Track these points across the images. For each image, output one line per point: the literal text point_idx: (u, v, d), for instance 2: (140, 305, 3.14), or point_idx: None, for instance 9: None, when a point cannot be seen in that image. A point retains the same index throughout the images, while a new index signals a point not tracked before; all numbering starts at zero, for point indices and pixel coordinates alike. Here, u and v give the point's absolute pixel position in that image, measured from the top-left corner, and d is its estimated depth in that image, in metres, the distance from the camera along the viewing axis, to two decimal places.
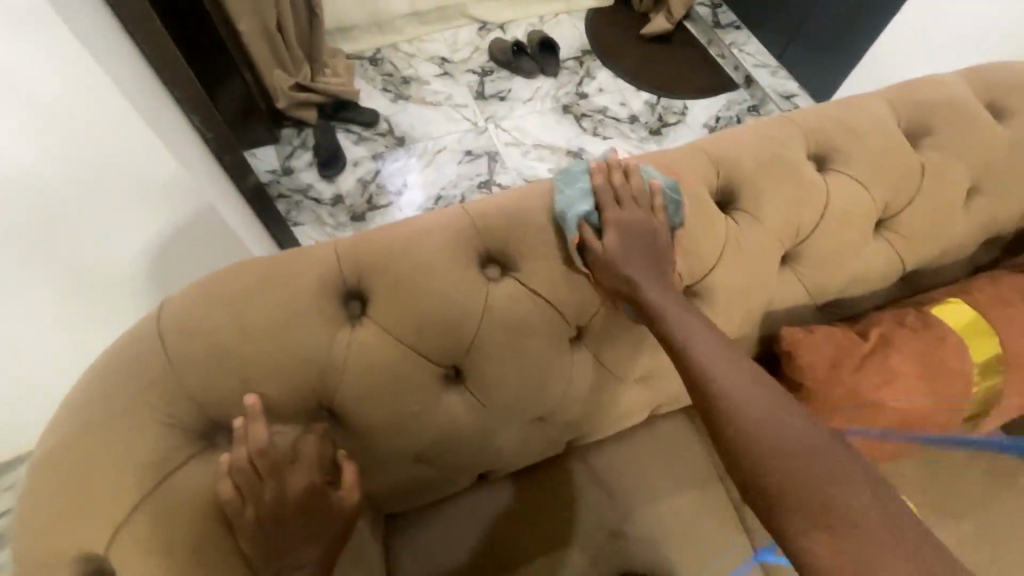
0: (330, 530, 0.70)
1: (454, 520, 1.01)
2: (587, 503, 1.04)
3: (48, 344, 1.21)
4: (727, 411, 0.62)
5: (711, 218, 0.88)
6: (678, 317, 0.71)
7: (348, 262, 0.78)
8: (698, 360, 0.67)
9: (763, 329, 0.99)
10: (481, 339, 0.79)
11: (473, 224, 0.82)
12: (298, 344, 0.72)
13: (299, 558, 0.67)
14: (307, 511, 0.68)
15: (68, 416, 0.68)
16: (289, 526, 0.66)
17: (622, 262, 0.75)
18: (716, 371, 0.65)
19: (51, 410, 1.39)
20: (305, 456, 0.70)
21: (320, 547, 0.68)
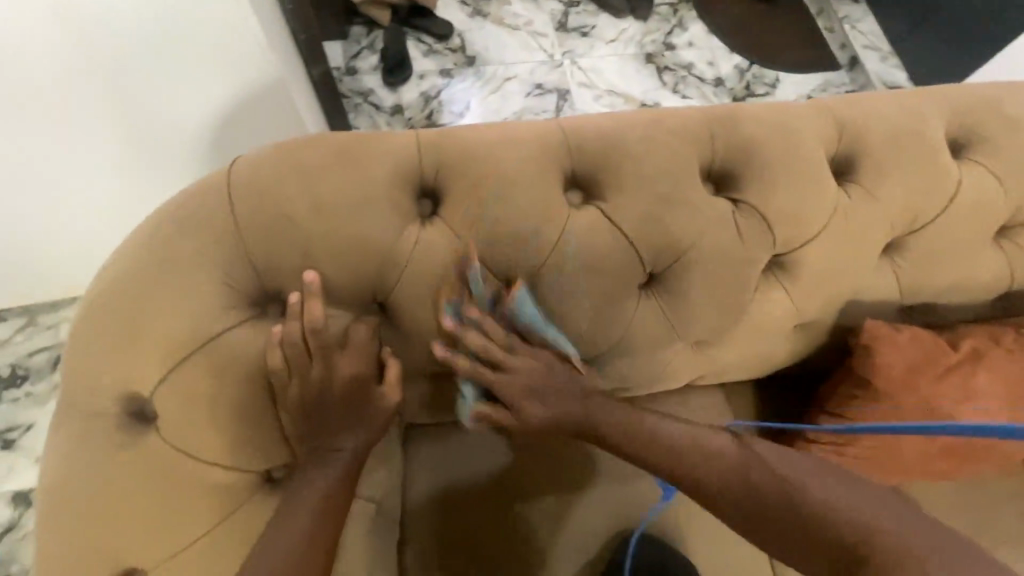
0: (371, 424, 0.69)
1: (475, 445, 0.98)
2: (613, 456, 0.99)
3: (95, 195, 1.19)
4: (723, 493, 0.70)
5: (822, 186, 0.79)
6: (655, 436, 0.74)
7: (428, 156, 0.73)
8: (670, 457, 0.73)
9: (841, 319, 0.91)
10: (551, 265, 0.74)
11: (564, 142, 0.75)
12: (364, 230, 0.69)
13: (339, 442, 0.67)
14: (354, 399, 0.67)
15: (127, 258, 0.67)
16: (334, 409, 0.66)
17: (556, 402, 0.73)
18: (685, 457, 0.72)
19: (90, 266, 1.38)
20: (356, 346, 0.68)
21: (360, 437, 0.68)
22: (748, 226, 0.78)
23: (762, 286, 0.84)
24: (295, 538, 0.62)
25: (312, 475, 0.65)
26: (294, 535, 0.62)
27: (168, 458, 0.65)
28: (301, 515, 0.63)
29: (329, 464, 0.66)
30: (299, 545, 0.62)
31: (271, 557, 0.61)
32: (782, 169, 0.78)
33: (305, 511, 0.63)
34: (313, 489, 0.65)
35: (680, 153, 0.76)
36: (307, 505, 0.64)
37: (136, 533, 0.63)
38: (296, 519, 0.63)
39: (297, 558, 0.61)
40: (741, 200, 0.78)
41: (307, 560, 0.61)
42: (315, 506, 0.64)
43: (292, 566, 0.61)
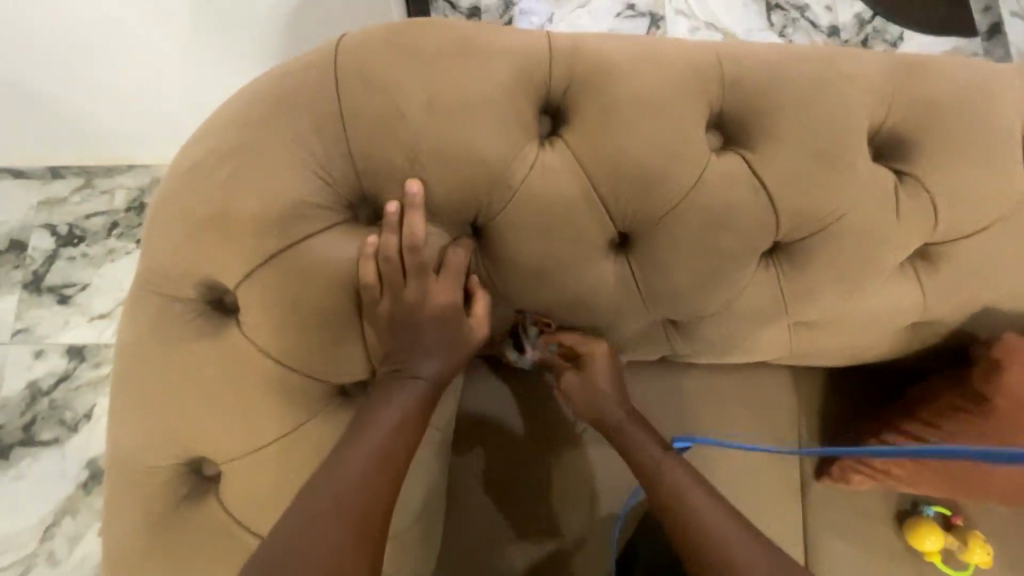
0: (455, 359, 0.64)
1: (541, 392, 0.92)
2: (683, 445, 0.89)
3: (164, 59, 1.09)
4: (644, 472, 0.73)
5: (1007, 171, 0.67)
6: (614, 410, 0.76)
7: (560, 66, 0.63)
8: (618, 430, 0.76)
9: (967, 325, 0.82)
10: (675, 215, 0.65)
11: (718, 73, 0.64)
12: (479, 141, 0.60)
13: (421, 373, 0.63)
14: (444, 331, 0.63)
15: (218, 134, 0.60)
16: (423, 338, 0.62)
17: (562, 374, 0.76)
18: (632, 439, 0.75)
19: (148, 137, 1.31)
20: (453, 270, 0.63)
21: (442, 371, 0.64)
22: (909, 206, 0.67)
23: (897, 275, 0.75)
24: (365, 459, 0.59)
25: (390, 399, 0.62)
26: (367, 456, 0.59)
27: (242, 356, 0.61)
28: (375, 438, 0.60)
29: (408, 392, 0.62)
30: (369, 468, 0.59)
31: (342, 473, 0.59)
32: (965, 143, 0.66)
33: (380, 435, 0.60)
34: (390, 413, 0.61)
35: (852, 106, 0.64)
36: (383, 429, 0.60)
37: (211, 421, 0.62)
38: (370, 441, 0.60)
39: (366, 480, 0.58)
40: (907, 172, 0.67)
41: (375, 484, 0.59)
42: (390, 431, 0.61)
43: (361, 486, 0.58)
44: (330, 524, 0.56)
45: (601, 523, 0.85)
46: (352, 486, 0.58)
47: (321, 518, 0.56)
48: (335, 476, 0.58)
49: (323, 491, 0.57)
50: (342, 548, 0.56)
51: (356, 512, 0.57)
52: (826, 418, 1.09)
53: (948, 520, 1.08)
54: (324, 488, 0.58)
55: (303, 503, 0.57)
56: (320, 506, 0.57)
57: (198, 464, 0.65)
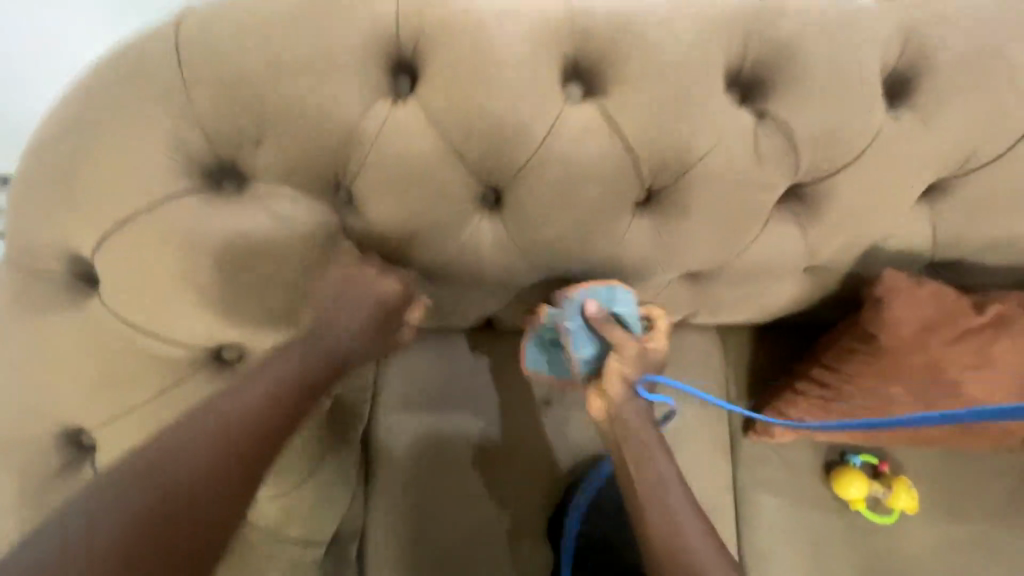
0: (378, 330, 0.68)
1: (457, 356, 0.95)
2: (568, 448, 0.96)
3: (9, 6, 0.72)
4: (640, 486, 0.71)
5: (867, 106, 0.67)
6: (643, 429, 0.73)
7: (405, 20, 0.63)
8: (629, 438, 0.73)
9: (857, 267, 0.82)
10: (533, 166, 0.66)
11: (568, 20, 0.64)
12: (325, 102, 0.62)
13: (340, 337, 0.66)
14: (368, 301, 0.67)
15: (68, 107, 0.61)
16: (347, 300, 0.67)
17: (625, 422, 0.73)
18: (640, 447, 0.72)
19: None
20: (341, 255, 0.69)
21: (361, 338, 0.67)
22: (768, 146, 0.68)
23: (775, 218, 0.75)
24: (250, 401, 0.59)
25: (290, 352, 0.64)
26: (252, 398, 0.60)
27: (108, 326, 0.62)
28: (266, 385, 0.61)
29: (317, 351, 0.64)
30: (252, 408, 0.59)
31: (220, 409, 0.58)
32: (821, 79, 0.66)
33: (270, 380, 0.61)
34: (288, 363, 0.63)
35: (703, 49, 0.64)
36: (275, 376, 0.62)
37: (81, 392, 0.63)
38: (259, 385, 0.61)
39: (247, 418, 0.59)
40: (766, 113, 0.67)
41: (254, 425, 0.59)
42: (283, 379, 0.62)
43: (237, 422, 0.58)
44: (200, 459, 0.55)
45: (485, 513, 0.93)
46: (231, 419, 0.58)
47: (191, 453, 0.55)
48: (210, 411, 0.58)
49: (193, 425, 0.57)
50: (211, 482, 0.55)
51: (232, 448, 0.57)
52: (750, 371, 1.11)
53: (876, 468, 1.09)
54: (197, 425, 0.57)
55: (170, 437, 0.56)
56: (194, 441, 0.56)
57: (78, 436, 0.66)
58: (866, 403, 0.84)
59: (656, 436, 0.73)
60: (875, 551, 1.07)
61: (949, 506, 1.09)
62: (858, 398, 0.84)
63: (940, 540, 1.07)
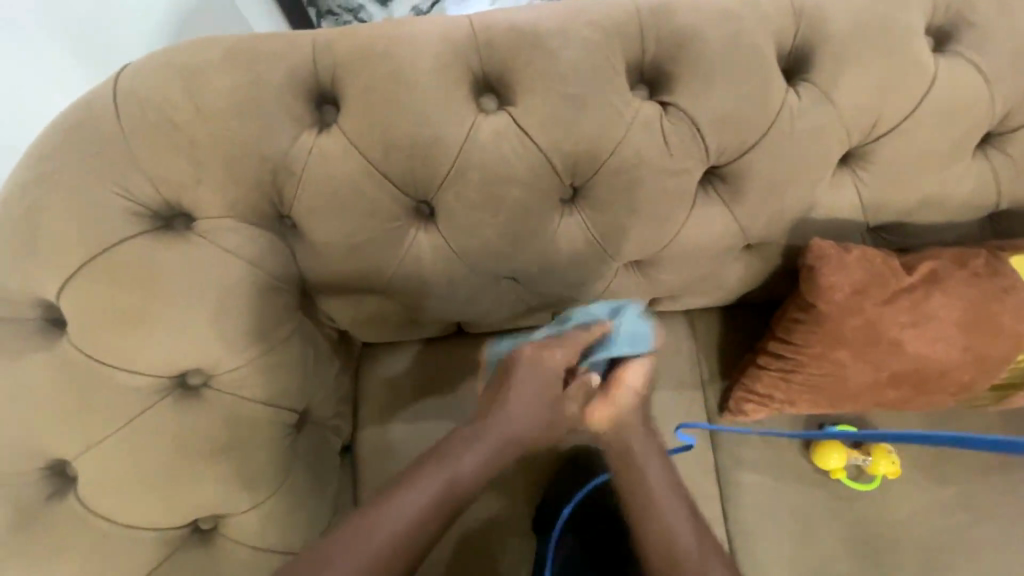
0: (525, 430, 0.68)
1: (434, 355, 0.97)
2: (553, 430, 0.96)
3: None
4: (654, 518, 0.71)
5: (767, 85, 0.70)
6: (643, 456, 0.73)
7: (321, 56, 0.68)
8: (630, 461, 0.73)
9: (793, 239, 0.84)
10: (454, 177, 0.71)
11: (471, 38, 0.69)
12: (255, 139, 0.67)
13: (490, 437, 0.66)
14: (516, 405, 0.68)
15: (25, 167, 0.67)
16: (515, 414, 0.67)
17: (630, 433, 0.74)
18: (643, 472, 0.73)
19: None
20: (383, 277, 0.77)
21: (513, 442, 0.67)
22: (676, 133, 0.71)
23: (700, 201, 0.78)
24: (414, 514, 0.61)
25: (459, 462, 0.65)
26: (410, 512, 0.61)
27: (76, 363, 0.68)
28: (430, 490, 0.63)
29: (477, 456, 0.65)
30: (415, 524, 0.61)
31: (385, 522, 0.61)
32: (719, 65, 0.69)
33: (437, 495, 0.63)
34: (448, 471, 0.64)
35: (602, 49, 0.69)
36: (440, 488, 0.63)
37: (56, 426, 0.68)
38: (420, 493, 0.62)
39: (417, 526, 0.61)
40: (672, 103, 0.71)
41: (414, 539, 0.61)
42: (451, 494, 0.64)
43: (406, 541, 0.61)
44: (363, 572, 0.58)
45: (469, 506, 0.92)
46: (369, 557, 0.59)
47: (358, 567, 0.58)
48: (384, 524, 0.60)
49: (375, 536, 0.60)
50: None
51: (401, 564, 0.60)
52: (721, 355, 1.13)
53: (855, 438, 1.06)
54: (346, 563, 0.58)
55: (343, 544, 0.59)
56: (379, 556, 0.59)
57: (61, 467, 0.71)
58: (817, 371, 0.86)
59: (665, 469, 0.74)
60: (864, 522, 1.06)
61: (932, 469, 1.09)
62: (810, 367, 0.85)
63: (927, 503, 1.07)
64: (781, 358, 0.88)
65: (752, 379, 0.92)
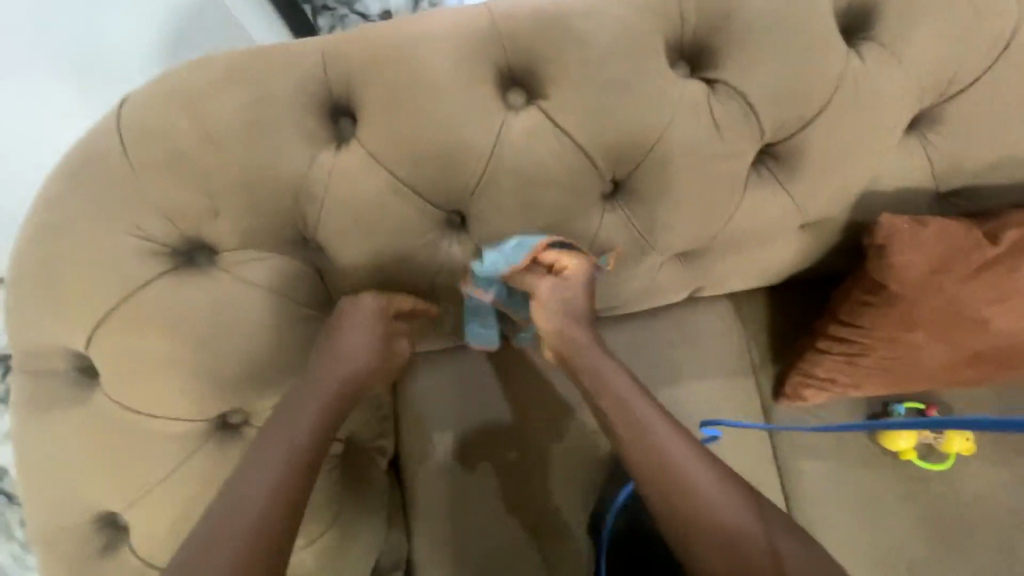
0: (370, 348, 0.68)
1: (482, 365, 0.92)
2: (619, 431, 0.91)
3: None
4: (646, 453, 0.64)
5: (826, 49, 0.63)
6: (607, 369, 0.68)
7: (331, 65, 0.63)
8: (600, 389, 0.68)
9: (854, 215, 0.77)
10: (486, 184, 0.65)
11: (493, 29, 0.62)
12: (273, 164, 0.63)
13: (330, 375, 0.66)
14: (341, 366, 0.66)
15: (34, 214, 0.63)
16: (350, 350, 0.67)
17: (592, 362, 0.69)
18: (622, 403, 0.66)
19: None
20: (353, 321, 0.68)
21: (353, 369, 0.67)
22: (726, 115, 0.64)
23: (751, 183, 0.72)
24: (275, 465, 0.59)
25: (304, 405, 0.64)
26: (266, 477, 0.58)
27: (114, 413, 0.66)
28: (283, 450, 0.60)
29: (313, 407, 0.64)
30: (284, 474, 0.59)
31: (249, 491, 0.57)
32: (771, 33, 0.62)
33: (301, 440, 0.62)
34: (293, 429, 0.62)
35: (638, 27, 0.62)
36: (299, 430, 0.62)
37: (102, 479, 0.66)
38: (284, 440, 0.61)
39: (286, 480, 0.58)
40: (719, 80, 0.64)
41: (286, 487, 0.58)
42: (305, 432, 0.62)
43: (283, 482, 0.58)
44: (240, 544, 0.54)
45: (538, 516, 0.88)
46: (251, 527, 0.55)
47: (241, 535, 0.54)
48: (253, 481, 0.58)
49: (243, 496, 0.57)
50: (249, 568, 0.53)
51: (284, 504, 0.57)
52: (773, 338, 1.06)
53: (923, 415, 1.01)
54: (239, 531, 0.54)
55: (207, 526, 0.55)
56: (254, 515, 0.56)
57: (112, 518, 0.70)
58: (887, 354, 0.79)
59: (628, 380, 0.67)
60: (938, 503, 1.00)
61: (1007, 440, 1.02)
62: (879, 350, 0.79)
63: (1005, 478, 1.00)
64: (847, 344, 0.81)
65: (813, 365, 0.86)
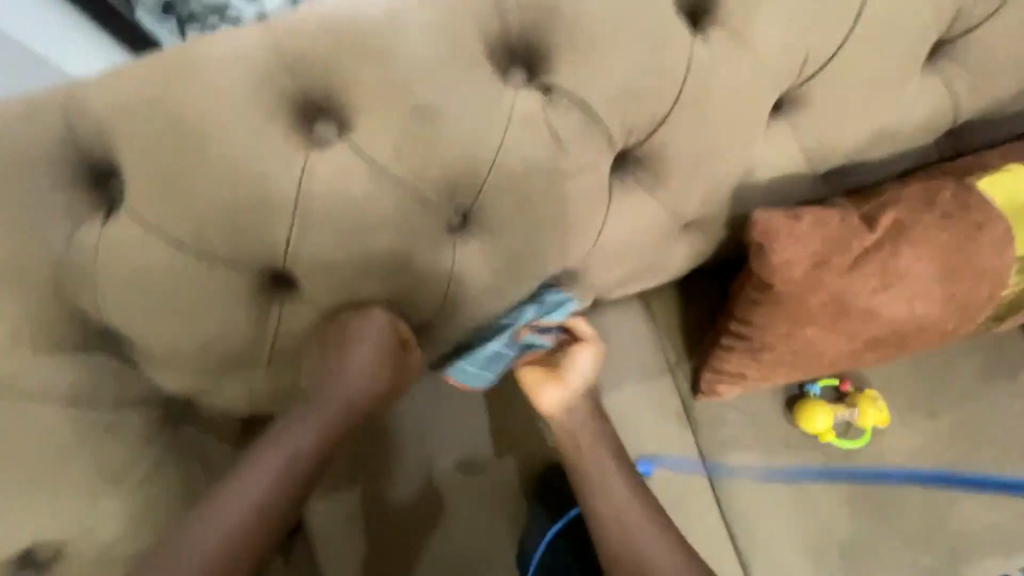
0: (366, 379, 0.61)
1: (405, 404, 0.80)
2: None
3: None
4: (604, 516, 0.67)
5: (668, 39, 0.55)
6: (593, 448, 0.71)
7: (78, 120, 0.51)
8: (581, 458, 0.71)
9: (734, 210, 0.71)
10: (301, 238, 0.55)
11: (276, 52, 0.51)
12: (19, 250, 0.50)
13: (317, 405, 0.60)
14: (338, 387, 0.61)
15: None
16: (347, 376, 0.60)
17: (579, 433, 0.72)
18: (594, 471, 0.70)
19: None
20: (366, 326, 0.61)
21: (346, 398, 0.61)
22: (566, 126, 0.56)
23: (615, 192, 0.64)
24: (240, 509, 0.54)
25: (286, 433, 0.59)
26: (225, 522, 0.53)
27: None
28: (256, 492, 0.55)
29: (296, 440, 0.59)
30: (273, 490, 0.56)
31: (206, 534, 0.53)
32: (603, 28, 0.54)
33: (273, 481, 0.56)
34: (268, 468, 0.56)
35: (451, 37, 0.52)
36: (272, 470, 0.56)
37: None
38: (246, 485, 0.55)
39: (249, 528, 0.54)
40: (553, 86, 0.56)
41: (258, 533, 0.54)
42: (278, 474, 0.56)
43: (246, 529, 0.54)
44: None
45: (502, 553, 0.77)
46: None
47: None
48: (214, 526, 0.53)
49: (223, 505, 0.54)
50: None
51: (268, 527, 0.55)
52: (686, 331, 0.98)
53: (838, 390, 0.97)
54: None
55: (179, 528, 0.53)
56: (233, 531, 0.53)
57: None
58: (786, 350, 0.75)
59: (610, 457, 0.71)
60: (874, 486, 0.94)
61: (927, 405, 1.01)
62: (778, 347, 0.75)
63: (938, 449, 0.96)
64: (745, 343, 0.77)
65: (717, 366, 0.81)
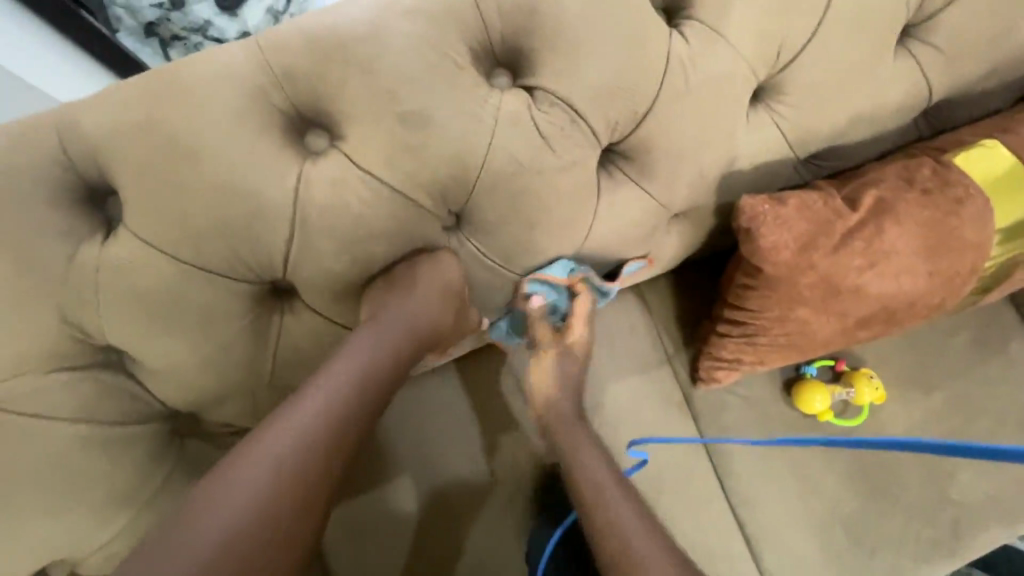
0: (435, 313, 0.61)
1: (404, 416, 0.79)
2: None
3: None
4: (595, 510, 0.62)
5: (646, 35, 0.57)
6: (571, 436, 0.70)
7: (72, 142, 0.52)
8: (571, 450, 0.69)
9: (720, 198, 0.73)
10: (298, 247, 0.56)
11: (266, 67, 0.53)
12: (20, 272, 0.51)
13: (386, 330, 0.58)
14: (408, 314, 0.59)
15: None
16: (419, 304, 0.59)
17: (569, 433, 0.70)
18: (574, 456, 0.68)
19: None
20: (432, 272, 0.61)
21: (413, 327, 0.60)
22: (552, 125, 0.58)
23: (603, 187, 0.66)
24: (309, 421, 0.50)
25: (354, 351, 0.56)
26: (298, 430, 0.49)
27: None
28: (329, 406, 0.51)
29: (366, 358, 0.56)
30: (346, 405, 0.52)
31: (276, 442, 0.48)
32: (583, 28, 0.56)
33: (345, 397, 0.52)
34: (339, 383, 0.53)
35: (435, 44, 0.54)
36: (344, 385, 0.53)
37: None
38: (316, 398, 0.51)
39: (322, 441, 0.49)
40: (537, 86, 0.57)
41: (329, 447, 0.50)
42: (351, 390, 0.53)
43: (320, 440, 0.49)
44: (251, 500, 0.45)
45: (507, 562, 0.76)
46: (270, 483, 0.46)
47: (255, 498, 0.45)
48: (285, 432, 0.49)
49: (268, 450, 0.47)
50: (249, 540, 0.43)
51: (340, 441, 0.51)
52: (682, 320, 0.99)
53: (834, 369, 0.99)
54: (262, 486, 0.46)
55: (214, 476, 0.46)
56: (284, 474, 0.47)
57: None
58: (780, 332, 0.76)
59: (591, 446, 0.69)
60: (874, 463, 0.96)
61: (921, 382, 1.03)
62: (772, 330, 0.76)
63: (935, 423, 0.98)
64: (740, 328, 0.78)
65: (714, 353, 0.82)
